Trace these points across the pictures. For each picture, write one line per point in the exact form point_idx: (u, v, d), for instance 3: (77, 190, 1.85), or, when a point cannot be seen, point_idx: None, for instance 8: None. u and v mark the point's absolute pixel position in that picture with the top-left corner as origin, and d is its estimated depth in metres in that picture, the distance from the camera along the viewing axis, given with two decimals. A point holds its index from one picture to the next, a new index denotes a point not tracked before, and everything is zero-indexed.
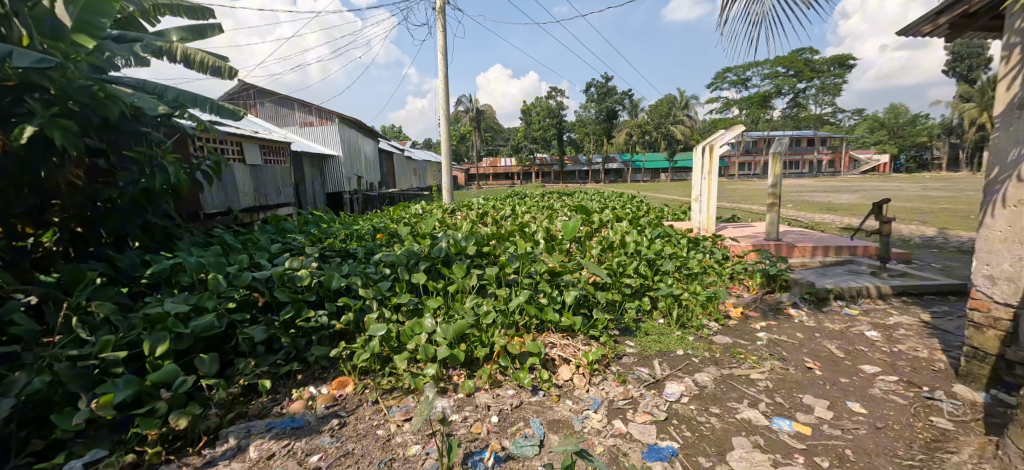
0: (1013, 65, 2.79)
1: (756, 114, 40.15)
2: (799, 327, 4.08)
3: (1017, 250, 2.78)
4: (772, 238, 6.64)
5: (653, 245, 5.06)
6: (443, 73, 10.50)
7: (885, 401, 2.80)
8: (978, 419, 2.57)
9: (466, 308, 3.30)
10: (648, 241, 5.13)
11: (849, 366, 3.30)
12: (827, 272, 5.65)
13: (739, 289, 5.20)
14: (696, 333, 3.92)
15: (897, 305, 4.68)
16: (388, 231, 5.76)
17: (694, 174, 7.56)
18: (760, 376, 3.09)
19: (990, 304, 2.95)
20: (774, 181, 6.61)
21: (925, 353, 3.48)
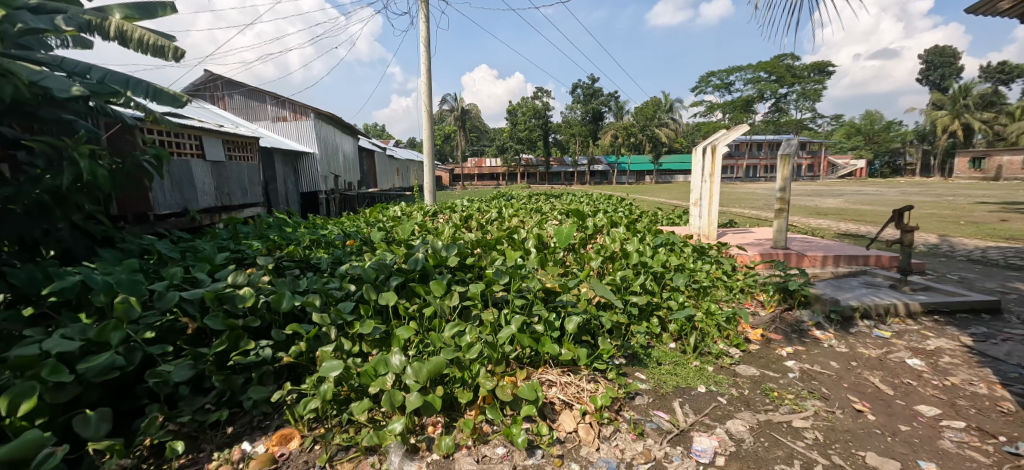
0: None
1: (741, 118, 40.21)
2: (830, 353, 3.71)
3: None
4: (780, 246, 6.16)
5: (657, 255, 4.51)
6: (425, 65, 9.83)
7: (960, 459, 2.41)
8: None
9: (446, 338, 2.68)
10: (652, 251, 4.57)
11: (902, 405, 2.95)
12: (844, 285, 5.20)
13: (752, 305, 4.68)
14: (715, 363, 3.40)
15: (931, 327, 4.24)
16: (360, 237, 5.09)
17: (692, 176, 7.00)
18: (804, 424, 2.67)
19: None
20: (783, 186, 6.14)
21: (982, 388, 3.14)
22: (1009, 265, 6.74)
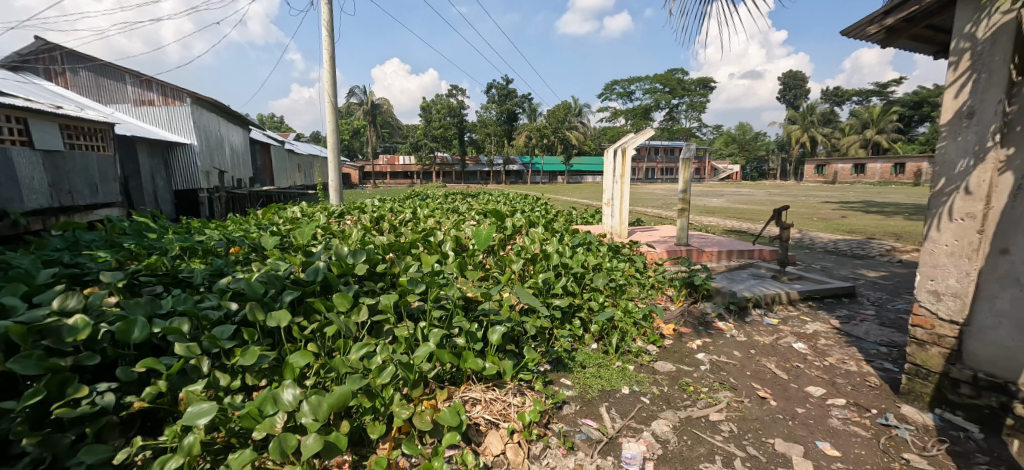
0: (961, 73, 2.73)
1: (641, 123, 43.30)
2: (733, 343, 3.95)
3: (963, 263, 2.74)
4: (683, 243, 6.55)
5: (576, 255, 4.50)
6: (327, 53, 9.00)
7: (848, 435, 2.65)
8: (938, 448, 2.53)
9: (353, 363, 2.35)
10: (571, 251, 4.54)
11: (796, 388, 3.20)
12: (737, 277, 5.65)
13: (663, 300, 4.84)
14: (636, 361, 3.44)
15: (807, 311, 4.76)
16: (246, 242, 4.39)
17: (604, 177, 7.18)
18: (720, 417, 2.75)
19: (933, 321, 2.91)
20: (684, 187, 6.54)
21: (854, 365, 3.54)
22: (855, 255, 7.93)
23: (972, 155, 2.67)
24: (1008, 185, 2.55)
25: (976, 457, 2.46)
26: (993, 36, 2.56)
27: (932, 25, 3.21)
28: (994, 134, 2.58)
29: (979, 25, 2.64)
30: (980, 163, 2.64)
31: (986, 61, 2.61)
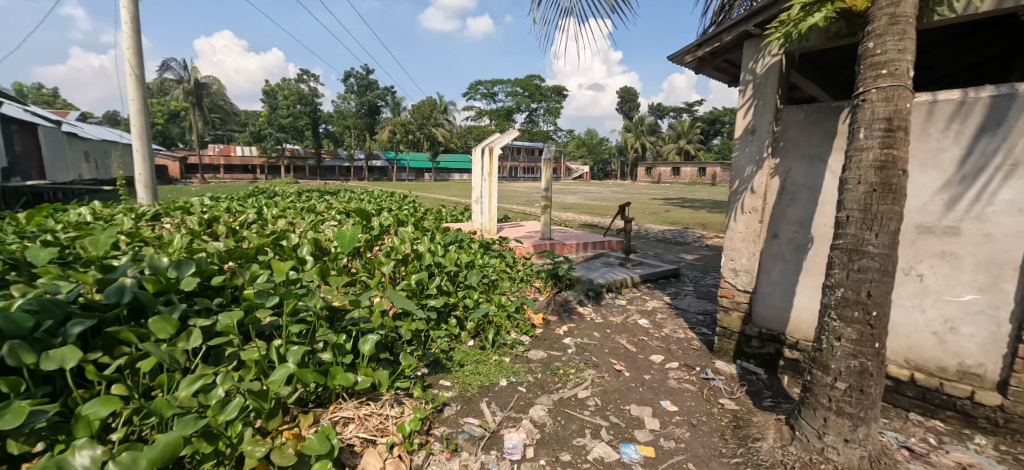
0: (747, 99, 3.49)
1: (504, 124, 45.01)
2: (592, 325, 4.37)
3: (751, 246, 3.50)
4: (546, 237, 6.97)
5: (449, 253, 4.45)
6: (131, 16, 7.32)
7: (683, 391, 3.15)
8: (743, 392, 3.17)
9: (184, 399, 1.96)
10: (443, 250, 4.47)
11: (643, 358, 3.69)
12: (592, 266, 6.25)
13: (532, 292, 5.08)
14: (511, 353, 3.56)
15: (647, 291, 5.52)
16: (14, 254, 3.34)
17: (472, 175, 7.26)
18: (587, 393, 3.01)
19: (733, 291, 3.64)
20: (547, 185, 7.00)
21: (682, 333, 4.21)
22: (678, 242, 9.44)
23: (755, 163, 3.44)
24: (776, 186, 3.37)
25: (766, 394, 3.15)
26: (766, 72, 3.35)
27: (727, 62, 4.02)
28: (768, 148, 3.39)
29: (757, 63, 3.43)
30: (759, 169, 3.43)
31: (762, 91, 3.39)
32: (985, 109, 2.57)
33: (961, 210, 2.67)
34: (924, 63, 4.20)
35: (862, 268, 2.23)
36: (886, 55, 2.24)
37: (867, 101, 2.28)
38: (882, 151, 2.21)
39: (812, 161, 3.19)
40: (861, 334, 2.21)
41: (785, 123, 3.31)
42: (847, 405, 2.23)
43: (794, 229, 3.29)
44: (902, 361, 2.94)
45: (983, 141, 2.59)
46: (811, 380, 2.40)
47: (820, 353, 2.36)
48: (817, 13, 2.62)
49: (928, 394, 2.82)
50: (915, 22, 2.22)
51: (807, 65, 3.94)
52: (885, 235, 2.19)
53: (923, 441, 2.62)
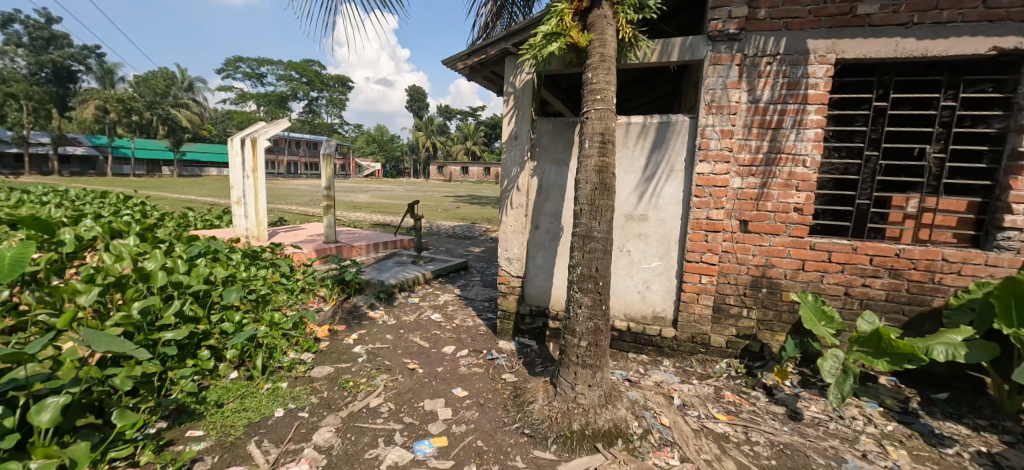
0: (510, 108, 4.00)
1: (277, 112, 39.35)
2: (385, 328, 4.33)
3: (520, 237, 4.05)
4: (332, 241, 6.45)
5: (196, 267, 3.65)
6: None
7: (472, 375, 3.45)
8: (520, 364, 3.67)
9: None
10: (188, 265, 3.64)
11: (436, 352, 3.87)
12: (383, 267, 6.10)
13: (315, 302, 4.68)
14: (289, 376, 3.28)
15: (439, 286, 5.77)
16: None
17: (230, 171, 6.15)
18: (379, 401, 3.03)
19: (509, 278, 4.14)
20: (327, 184, 6.53)
21: (471, 321, 4.57)
22: (466, 237, 10.11)
23: (519, 164, 3.98)
24: (535, 185, 3.99)
25: (537, 362, 3.72)
26: (524, 86, 3.92)
27: (494, 73, 4.43)
28: (528, 152, 3.95)
29: (517, 77, 3.96)
30: (523, 170, 3.98)
31: (521, 102, 3.93)
32: (655, 130, 3.61)
33: (647, 202, 3.69)
34: (627, 96, 5.59)
35: (592, 249, 2.87)
36: (599, 84, 2.91)
37: (588, 119, 2.92)
38: (600, 158, 2.88)
39: (558, 164, 3.91)
40: (594, 300, 2.85)
41: (538, 131, 3.94)
42: (588, 357, 2.83)
43: (550, 221, 3.97)
44: (622, 315, 3.88)
45: (655, 153, 3.64)
46: (564, 344, 2.94)
47: (569, 320, 2.94)
48: (555, 41, 3.19)
49: (639, 337, 3.82)
50: (614, 62, 2.96)
51: (553, 85, 4.74)
52: (604, 223, 2.87)
53: (637, 372, 3.56)
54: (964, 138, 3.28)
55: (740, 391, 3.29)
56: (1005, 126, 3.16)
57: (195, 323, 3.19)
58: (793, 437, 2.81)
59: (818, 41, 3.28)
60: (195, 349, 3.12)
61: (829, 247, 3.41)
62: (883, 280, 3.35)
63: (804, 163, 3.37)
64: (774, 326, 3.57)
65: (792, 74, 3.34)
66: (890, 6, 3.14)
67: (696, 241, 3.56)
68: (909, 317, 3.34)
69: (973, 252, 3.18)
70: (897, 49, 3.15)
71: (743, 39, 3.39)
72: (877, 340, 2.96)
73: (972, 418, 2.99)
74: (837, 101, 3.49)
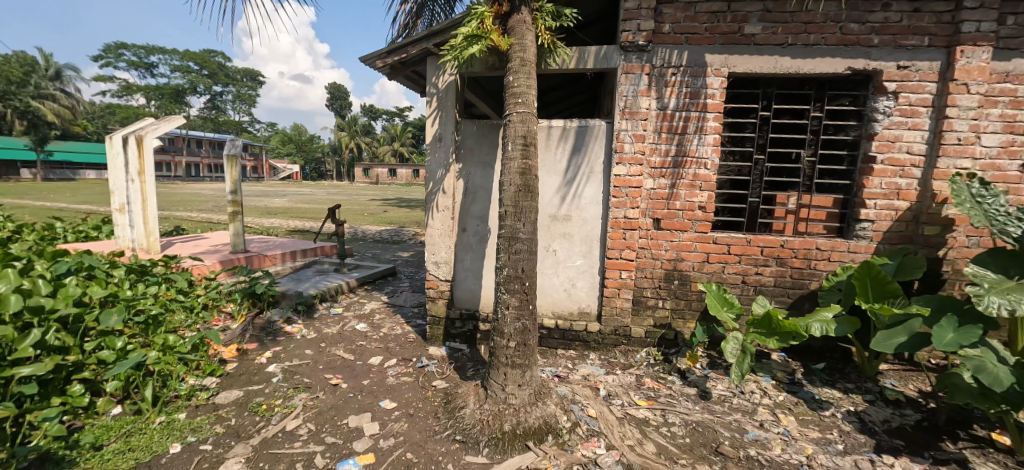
0: (433, 109, 3.93)
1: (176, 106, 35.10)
2: (304, 343, 4.05)
3: (447, 240, 3.99)
4: (240, 250, 5.89)
5: (65, 288, 3.15)
6: None
7: (400, 385, 3.34)
8: (451, 369, 3.61)
9: None
10: (53, 286, 3.13)
11: (361, 364, 3.69)
12: (302, 276, 5.67)
13: (220, 321, 4.23)
14: (188, 406, 2.96)
15: (364, 294, 5.51)
16: None
17: (108, 174, 5.37)
18: (298, 422, 2.85)
19: (437, 283, 4.06)
20: (233, 188, 5.94)
21: (399, 329, 4.43)
22: (394, 241, 9.78)
23: (444, 167, 3.92)
24: (461, 187, 3.96)
25: (468, 366, 3.69)
26: (446, 88, 3.87)
27: (416, 73, 4.31)
28: (453, 154, 3.91)
29: (439, 79, 3.90)
30: (448, 172, 3.93)
31: (445, 104, 3.88)
32: (575, 134, 3.75)
33: (569, 202, 3.82)
34: (549, 100, 5.75)
35: (517, 250, 2.90)
36: (520, 88, 2.95)
37: (510, 122, 2.95)
38: (523, 160, 2.92)
39: (484, 166, 3.92)
40: (521, 300, 2.89)
41: (463, 133, 3.92)
42: (517, 357, 2.86)
43: (477, 223, 3.96)
44: (550, 313, 3.97)
45: (576, 156, 3.77)
46: (493, 346, 2.94)
47: (497, 321, 2.95)
48: (476, 44, 3.19)
49: (566, 333, 3.93)
50: (534, 66, 3.02)
51: (477, 87, 4.73)
52: (528, 224, 2.92)
53: (565, 367, 3.66)
54: (829, 144, 3.78)
55: (658, 377, 3.52)
56: (859, 134, 3.69)
57: (62, 354, 2.77)
58: (704, 415, 3.06)
59: (714, 55, 3.60)
60: (63, 384, 2.68)
61: (728, 240, 3.75)
62: (772, 268, 3.76)
63: (705, 165, 3.69)
64: (686, 314, 3.85)
65: (693, 85, 3.63)
66: (771, 28, 3.52)
67: (616, 239, 3.75)
68: (794, 300, 3.78)
69: (840, 242, 3.68)
70: (777, 66, 3.55)
71: (650, 50, 3.62)
72: (768, 322, 3.30)
73: (845, 382, 3.45)
74: (730, 110, 3.86)
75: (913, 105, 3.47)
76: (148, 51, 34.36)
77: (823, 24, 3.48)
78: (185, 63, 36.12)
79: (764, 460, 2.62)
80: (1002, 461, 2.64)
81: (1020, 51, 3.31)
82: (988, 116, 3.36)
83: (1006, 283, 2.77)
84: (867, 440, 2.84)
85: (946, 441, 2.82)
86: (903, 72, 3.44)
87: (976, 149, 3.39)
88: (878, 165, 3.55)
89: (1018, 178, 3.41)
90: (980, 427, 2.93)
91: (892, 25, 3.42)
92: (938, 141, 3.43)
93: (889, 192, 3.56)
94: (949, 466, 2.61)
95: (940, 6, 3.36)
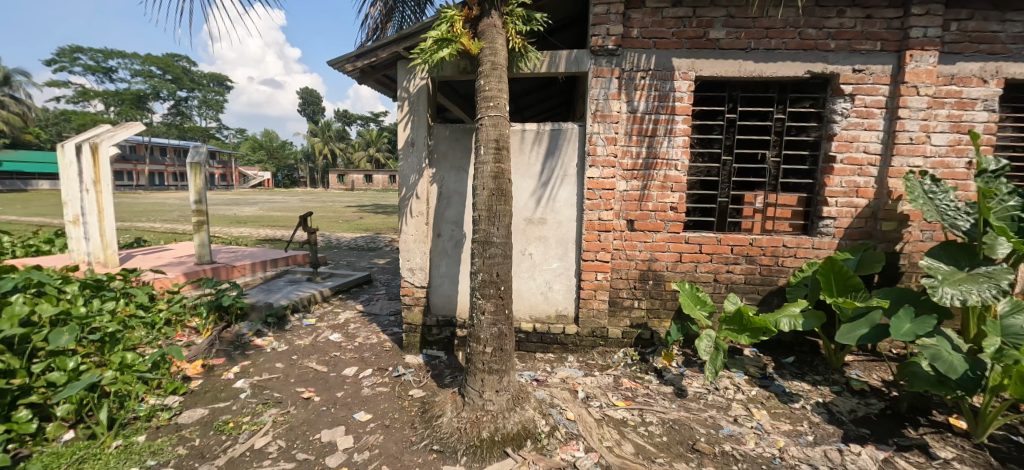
0: (405, 113, 3.87)
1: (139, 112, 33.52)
2: (274, 356, 3.91)
3: (422, 246, 3.93)
4: (206, 261, 5.67)
5: (8, 307, 2.95)
6: None
7: (376, 396, 3.27)
8: (428, 377, 3.56)
9: None
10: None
11: (335, 376, 3.59)
12: (273, 286, 5.47)
13: (184, 336, 4.07)
14: (148, 427, 2.81)
15: (338, 304, 5.37)
16: None
17: (62, 184, 5.10)
18: (267, 439, 2.74)
19: (413, 289, 3.99)
20: (198, 197, 5.69)
21: (375, 338, 4.33)
22: (369, 249, 9.59)
23: (417, 171, 3.86)
24: (435, 192, 3.91)
25: (446, 373, 3.64)
26: (418, 92, 3.83)
27: (387, 77, 4.25)
28: (426, 158, 3.86)
29: (410, 82, 3.86)
30: (422, 177, 3.88)
31: (416, 108, 3.84)
32: (548, 137, 3.77)
33: (544, 206, 3.83)
34: (523, 105, 5.78)
35: (492, 255, 2.89)
36: (492, 92, 2.94)
37: (483, 126, 2.93)
38: (495, 164, 2.91)
39: (458, 170, 3.89)
40: (497, 305, 2.87)
41: (436, 137, 3.89)
42: (494, 363, 2.83)
43: (452, 228, 3.92)
44: (528, 317, 3.96)
45: (549, 160, 3.79)
46: (469, 352, 2.91)
47: (473, 327, 2.92)
48: (446, 47, 3.17)
49: (544, 336, 3.93)
50: (505, 70, 3.02)
51: (451, 91, 4.70)
52: (502, 228, 2.90)
53: (544, 370, 3.65)
54: (792, 145, 3.91)
55: (636, 377, 3.55)
56: (820, 135, 3.84)
57: (7, 378, 2.60)
58: (681, 412, 3.10)
59: (681, 59, 3.68)
60: (8, 410, 2.51)
61: (700, 240, 3.83)
62: (742, 265, 3.86)
63: (675, 167, 3.76)
64: (661, 314, 3.91)
65: (662, 88, 3.70)
66: (734, 32, 3.63)
67: (591, 241, 3.78)
68: (764, 296, 3.88)
69: (805, 239, 3.80)
70: (741, 70, 3.66)
71: (620, 54, 3.67)
72: (740, 318, 3.38)
73: (813, 375, 3.56)
74: (699, 112, 3.95)
75: (869, 106, 3.62)
76: (105, 55, 32.87)
77: (783, 29, 3.60)
78: (146, 67, 34.73)
79: (738, 455, 2.67)
80: (959, 445, 2.77)
81: (963, 55, 3.51)
82: (937, 117, 3.55)
83: (957, 274, 2.92)
84: (835, 430, 2.93)
85: (908, 428, 2.94)
86: (858, 75, 3.60)
87: (927, 148, 3.57)
88: (837, 164, 3.69)
89: (965, 174, 3.60)
90: (938, 413, 3.06)
91: (847, 31, 3.57)
92: (892, 140, 3.59)
93: (849, 190, 3.71)
94: (911, 452, 2.72)
95: (890, 13, 3.53)
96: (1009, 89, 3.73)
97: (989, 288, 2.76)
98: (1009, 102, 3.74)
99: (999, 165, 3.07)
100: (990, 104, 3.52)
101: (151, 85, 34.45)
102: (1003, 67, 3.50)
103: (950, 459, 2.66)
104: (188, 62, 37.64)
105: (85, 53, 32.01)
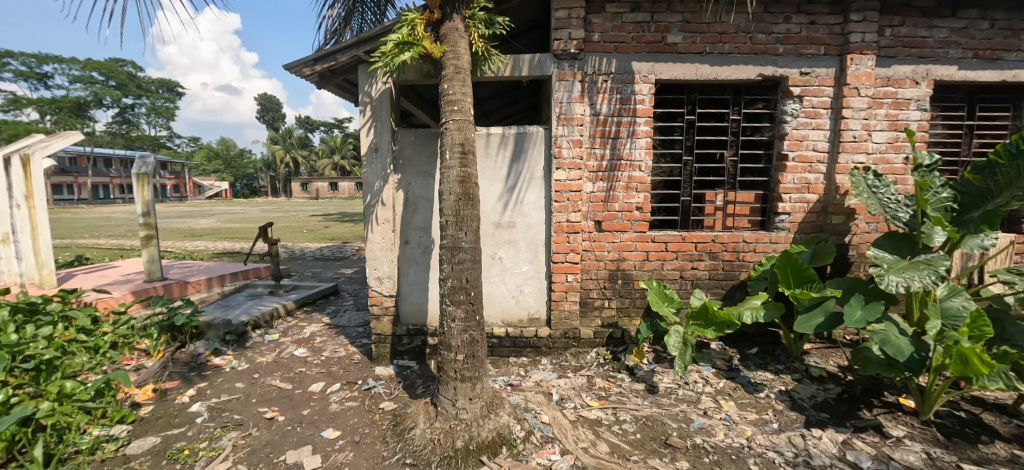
0: (368, 119, 3.78)
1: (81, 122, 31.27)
2: (233, 376, 3.71)
3: (389, 253, 3.84)
4: (156, 278, 5.32)
5: None
6: None
7: (345, 412, 3.15)
8: (400, 388, 3.47)
9: None
10: None
11: (301, 393, 3.44)
12: (231, 302, 5.21)
13: (132, 359, 3.80)
14: (92, 461, 2.61)
15: (303, 317, 5.16)
16: None
17: None
18: (226, 465, 2.60)
19: (381, 299, 3.89)
20: (145, 209, 5.29)
21: (343, 350, 4.19)
22: (335, 258, 9.32)
23: (382, 178, 3.77)
24: (401, 198, 3.84)
25: (419, 383, 3.55)
26: (380, 96, 3.75)
27: (347, 81, 4.13)
28: (391, 165, 3.78)
29: (372, 87, 3.76)
30: (387, 184, 3.79)
31: (379, 113, 3.76)
32: (514, 140, 3.76)
33: (512, 209, 3.82)
34: (490, 108, 5.79)
35: (460, 260, 2.84)
36: (456, 96, 2.91)
37: (448, 129, 2.90)
38: (461, 169, 2.87)
39: (424, 176, 3.83)
40: (467, 312, 2.83)
41: (401, 142, 3.81)
42: (466, 370, 2.79)
43: (419, 234, 3.86)
44: (499, 322, 3.93)
45: (516, 163, 3.78)
46: (441, 360, 2.85)
47: (444, 335, 2.86)
48: (407, 51, 3.14)
49: (517, 340, 3.91)
50: (469, 74, 2.99)
51: (414, 96, 4.63)
52: (470, 233, 2.87)
53: (517, 375, 3.63)
54: (748, 144, 4.07)
55: (609, 376, 3.59)
56: (772, 134, 4.00)
57: None
58: (653, 409, 3.14)
59: (641, 63, 3.76)
60: None
61: (665, 238, 3.91)
62: (706, 262, 3.97)
63: (639, 167, 3.83)
64: (631, 312, 3.96)
65: (623, 91, 3.77)
66: (690, 37, 3.75)
67: (560, 243, 3.80)
68: (727, 291, 4.01)
69: (763, 234, 3.96)
70: (698, 73, 3.78)
71: (582, 58, 3.72)
72: (705, 313, 3.46)
73: (776, 364, 3.70)
74: (659, 115, 4.05)
75: (816, 107, 3.82)
76: (39, 60, 30.58)
77: (735, 34, 3.75)
78: (87, 73, 32.51)
79: (709, 447, 2.74)
80: (910, 423, 2.94)
81: (897, 59, 3.76)
82: (876, 116, 3.78)
83: (901, 263, 3.09)
84: (797, 416, 3.05)
85: (863, 410, 3.09)
86: (805, 77, 3.78)
87: (868, 145, 3.80)
88: (790, 162, 3.87)
89: (903, 169, 3.85)
90: (889, 394, 3.24)
91: (793, 36, 3.75)
92: (838, 138, 3.80)
93: (801, 187, 3.89)
94: (867, 432, 2.86)
95: (831, 19, 3.73)
96: (937, 90, 4.01)
97: (929, 275, 2.93)
98: (939, 101, 4.02)
99: (932, 160, 3.26)
100: (922, 104, 3.78)
101: (93, 92, 32.13)
102: (933, 69, 3.76)
103: (902, 437, 2.81)
104: (134, 68, 35.62)
105: (15, 57, 29.68)
